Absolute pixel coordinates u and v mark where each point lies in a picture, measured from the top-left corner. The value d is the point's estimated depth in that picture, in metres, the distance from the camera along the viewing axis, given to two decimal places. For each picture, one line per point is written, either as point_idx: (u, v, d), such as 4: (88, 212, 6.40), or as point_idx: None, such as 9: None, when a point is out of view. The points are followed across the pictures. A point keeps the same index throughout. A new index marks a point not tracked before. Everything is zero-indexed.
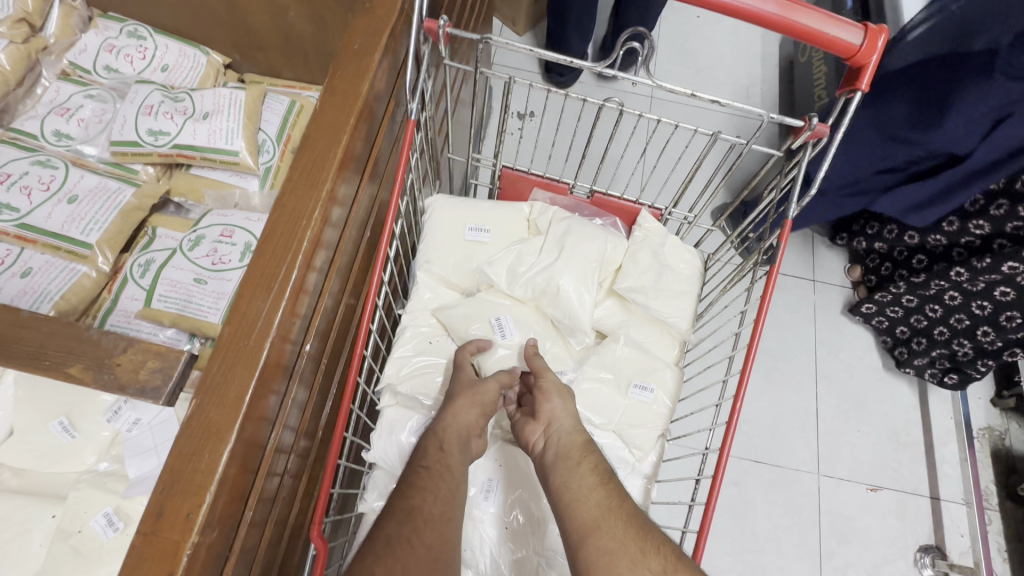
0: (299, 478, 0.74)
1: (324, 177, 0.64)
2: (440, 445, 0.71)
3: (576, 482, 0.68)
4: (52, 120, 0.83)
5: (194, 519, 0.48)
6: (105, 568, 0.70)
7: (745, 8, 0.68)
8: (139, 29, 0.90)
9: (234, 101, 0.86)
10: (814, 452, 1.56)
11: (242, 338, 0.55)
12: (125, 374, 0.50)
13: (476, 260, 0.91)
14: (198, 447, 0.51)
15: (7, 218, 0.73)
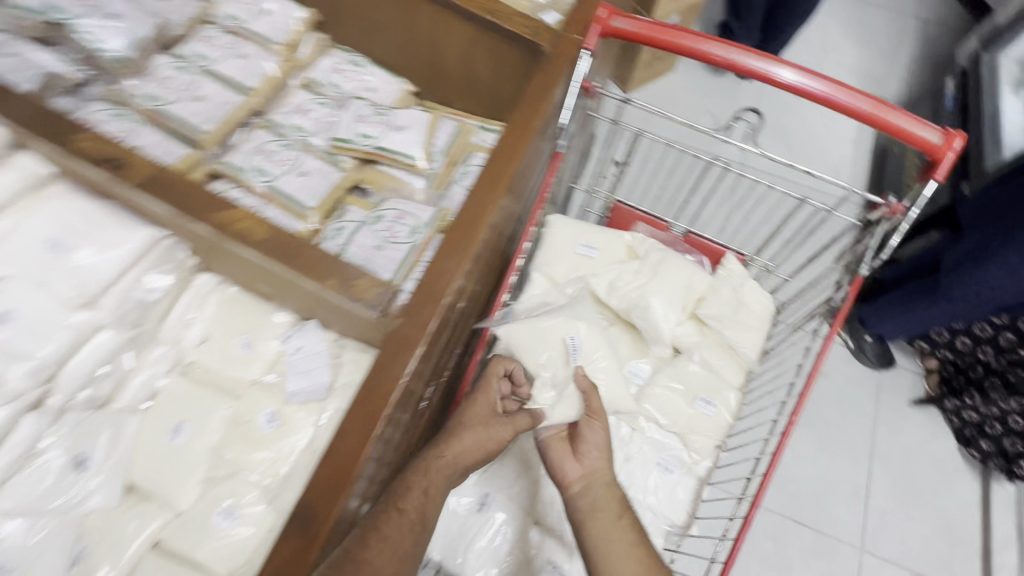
0: (423, 413, 0.96)
1: (501, 185, 0.88)
2: (424, 490, 0.78)
3: (617, 537, 0.78)
4: (294, 117, 1.11)
5: (390, 398, 0.71)
6: (261, 453, 0.87)
7: (842, 104, 0.87)
8: (360, 59, 1.20)
9: (421, 120, 1.13)
10: (860, 526, 1.65)
11: (432, 284, 0.78)
12: (363, 290, 0.76)
13: (582, 270, 1.10)
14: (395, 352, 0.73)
15: (260, 179, 1.02)
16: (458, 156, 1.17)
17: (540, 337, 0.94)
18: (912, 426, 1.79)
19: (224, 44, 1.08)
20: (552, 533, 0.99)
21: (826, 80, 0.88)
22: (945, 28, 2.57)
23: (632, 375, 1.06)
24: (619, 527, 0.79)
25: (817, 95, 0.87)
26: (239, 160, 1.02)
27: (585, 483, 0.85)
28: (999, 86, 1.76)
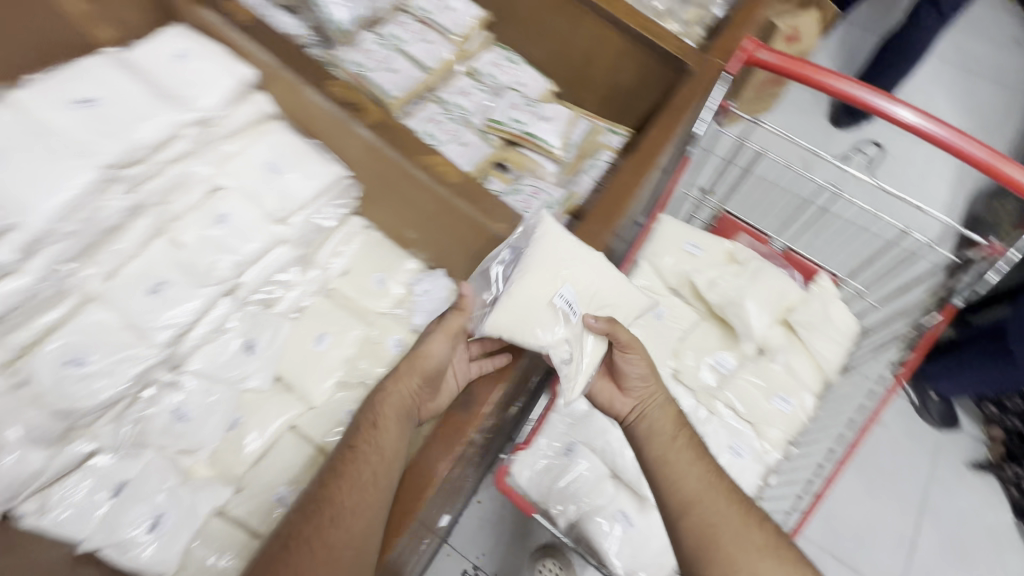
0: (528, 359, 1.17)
1: (646, 171, 1.03)
2: (368, 426, 0.94)
3: (688, 462, 0.92)
4: (458, 98, 1.31)
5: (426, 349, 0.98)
6: None
7: (960, 150, 0.97)
8: (515, 57, 1.39)
9: (563, 114, 1.31)
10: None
11: (584, 244, 0.97)
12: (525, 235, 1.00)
13: (685, 265, 1.23)
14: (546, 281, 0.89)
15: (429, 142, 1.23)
16: (587, 150, 1.32)
17: (529, 308, 0.88)
18: (967, 490, 1.79)
19: (415, 29, 1.30)
20: (624, 487, 1.12)
21: (948, 127, 0.98)
22: None
23: (718, 365, 1.18)
24: (678, 451, 0.93)
25: (938, 138, 0.98)
26: (417, 126, 1.24)
27: (640, 413, 0.97)
28: None
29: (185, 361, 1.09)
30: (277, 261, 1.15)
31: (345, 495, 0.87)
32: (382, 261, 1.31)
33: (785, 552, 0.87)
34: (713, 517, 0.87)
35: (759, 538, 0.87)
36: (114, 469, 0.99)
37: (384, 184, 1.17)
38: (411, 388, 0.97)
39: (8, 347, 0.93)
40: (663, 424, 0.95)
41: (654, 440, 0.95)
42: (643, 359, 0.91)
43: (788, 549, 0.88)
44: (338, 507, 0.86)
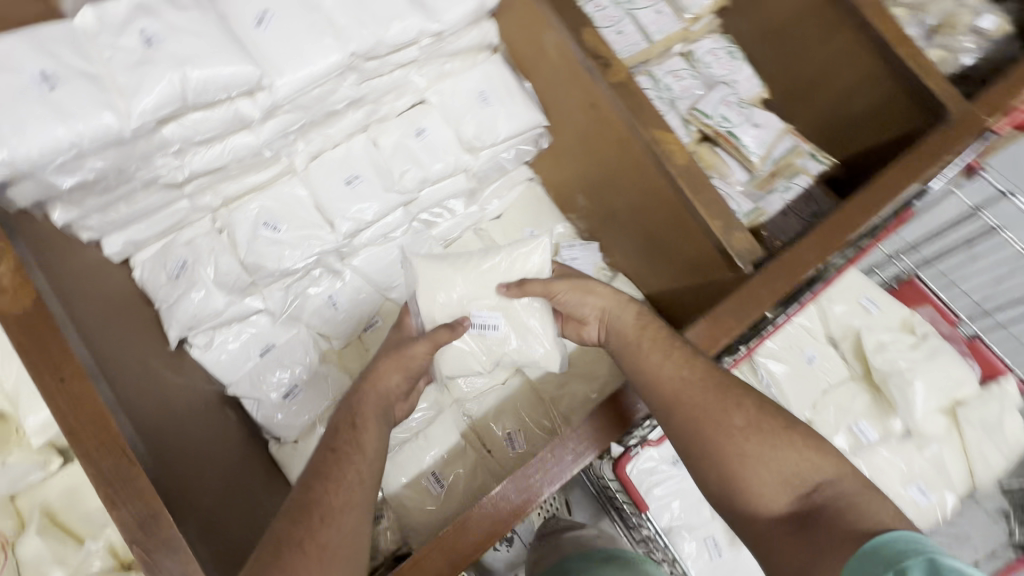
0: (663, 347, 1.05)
1: (876, 208, 0.91)
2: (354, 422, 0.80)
3: (670, 368, 0.80)
4: (668, 77, 1.26)
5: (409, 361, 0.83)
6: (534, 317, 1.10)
7: None
8: (736, 51, 1.31)
9: (775, 127, 1.23)
10: None
11: (793, 263, 0.86)
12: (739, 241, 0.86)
13: (856, 320, 1.15)
14: (740, 307, 0.84)
15: None
16: (781, 170, 1.24)
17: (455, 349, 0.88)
18: None
19: None
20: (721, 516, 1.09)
21: None
22: None
23: (858, 432, 1.10)
24: (647, 354, 0.82)
25: None
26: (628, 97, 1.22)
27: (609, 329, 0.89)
28: None
29: (351, 256, 1.12)
30: (452, 188, 1.18)
31: (330, 492, 0.73)
32: (539, 217, 1.30)
33: (776, 428, 0.76)
34: (695, 410, 0.78)
35: (739, 418, 0.77)
36: (268, 331, 1.07)
37: (591, 140, 1.06)
38: (396, 385, 0.83)
39: (221, 194, 1.00)
40: (640, 344, 0.84)
41: (629, 349, 0.85)
42: (570, 285, 0.86)
43: (779, 423, 0.77)
44: (326, 504, 0.72)
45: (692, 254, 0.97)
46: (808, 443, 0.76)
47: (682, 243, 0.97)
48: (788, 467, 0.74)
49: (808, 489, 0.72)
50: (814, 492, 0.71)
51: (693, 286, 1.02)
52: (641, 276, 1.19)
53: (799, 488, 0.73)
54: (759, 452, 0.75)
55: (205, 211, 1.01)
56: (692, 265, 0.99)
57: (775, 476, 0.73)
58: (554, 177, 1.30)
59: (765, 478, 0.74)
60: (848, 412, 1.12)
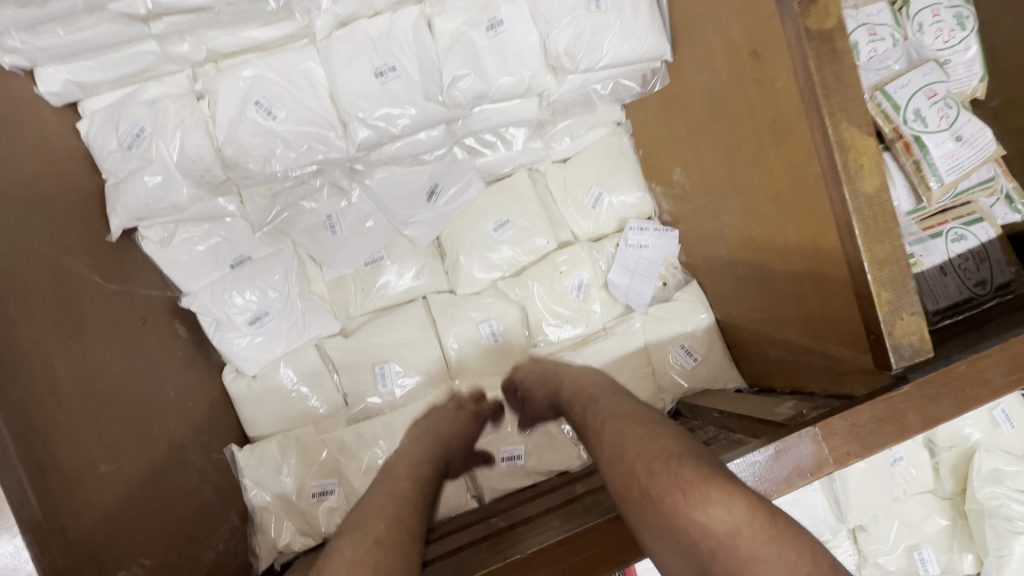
0: (727, 402, 0.80)
1: None
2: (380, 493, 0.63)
3: (636, 429, 0.57)
4: (861, 33, 0.88)
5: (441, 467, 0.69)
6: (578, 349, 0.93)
7: None
8: (968, 18, 0.91)
9: (985, 149, 0.86)
10: None
11: (967, 382, 0.58)
12: (905, 332, 0.57)
13: (975, 434, 0.89)
14: (877, 427, 0.56)
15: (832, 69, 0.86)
16: (957, 211, 0.91)
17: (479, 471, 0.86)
18: None
19: None
20: None
21: None
22: None
23: (919, 560, 0.90)
24: (617, 423, 0.61)
25: None
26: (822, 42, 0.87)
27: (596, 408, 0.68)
28: None
29: (365, 173, 0.86)
30: (515, 114, 0.88)
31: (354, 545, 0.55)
32: (615, 176, 0.99)
33: (681, 466, 0.48)
34: (618, 447, 0.56)
35: (642, 462, 0.51)
36: (244, 240, 0.85)
37: (732, 99, 0.73)
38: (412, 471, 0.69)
39: (204, 44, 0.73)
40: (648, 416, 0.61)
41: (609, 411, 0.65)
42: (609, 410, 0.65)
43: (680, 467, 0.48)
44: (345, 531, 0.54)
45: (817, 308, 0.69)
46: (708, 492, 0.45)
47: (818, 287, 0.67)
48: (678, 528, 0.46)
49: (713, 559, 0.44)
50: (717, 564, 0.44)
51: (796, 343, 0.76)
52: (719, 293, 0.92)
53: (703, 558, 0.45)
54: (649, 515, 0.48)
55: (182, 63, 0.75)
56: (810, 322, 0.72)
57: (668, 543, 0.47)
58: (650, 131, 0.97)
59: (663, 547, 0.47)
60: (913, 533, 0.90)
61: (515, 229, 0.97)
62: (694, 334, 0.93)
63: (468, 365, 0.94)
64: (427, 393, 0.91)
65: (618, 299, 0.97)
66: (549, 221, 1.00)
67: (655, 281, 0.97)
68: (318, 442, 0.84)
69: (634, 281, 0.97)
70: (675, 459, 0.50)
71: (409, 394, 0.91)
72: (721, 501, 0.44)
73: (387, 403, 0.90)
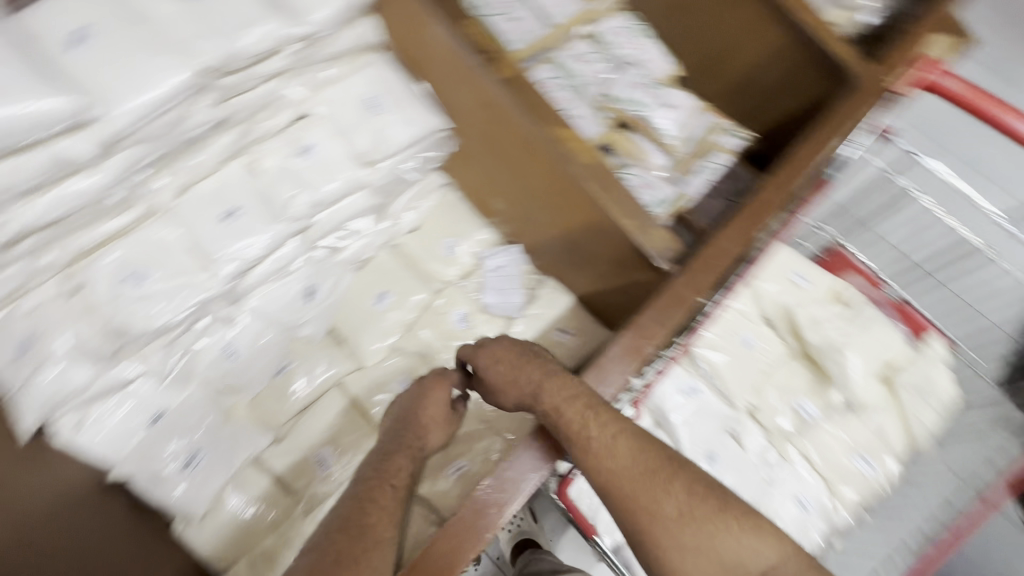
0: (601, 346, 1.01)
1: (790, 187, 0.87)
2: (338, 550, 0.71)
3: (637, 455, 0.74)
4: (574, 63, 1.18)
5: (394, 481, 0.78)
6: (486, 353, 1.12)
7: None
8: (642, 29, 1.24)
9: (687, 104, 1.19)
10: None
11: (712, 257, 0.80)
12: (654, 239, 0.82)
13: (787, 299, 1.13)
14: (666, 310, 0.77)
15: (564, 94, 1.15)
16: (702, 151, 1.17)
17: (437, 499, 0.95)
18: None
19: None
20: None
21: None
22: None
23: (801, 410, 1.09)
24: (546, 389, 0.77)
25: None
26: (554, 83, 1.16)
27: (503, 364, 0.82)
28: None
29: (243, 298, 0.99)
30: (354, 206, 1.06)
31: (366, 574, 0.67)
32: (460, 227, 1.23)
33: (713, 505, 0.73)
34: (626, 485, 0.73)
35: (671, 505, 0.72)
36: (154, 398, 0.91)
37: (492, 140, 0.98)
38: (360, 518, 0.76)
39: (70, 249, 0.84)
40: (542, 377, 0.78)
41: (510, 384, 0.80)
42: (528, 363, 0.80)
43: (700, 505, 0.73)
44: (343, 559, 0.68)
45: (614, 255, 0.91)
46: (752, 527, 0.72)
47: (603, 240, 0.90)
48: (719, 556, 0.71)
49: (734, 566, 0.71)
50: None
51: (620, 286, 0.98)
52: (568, 277, 1.14)
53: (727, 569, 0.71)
54: (682, 540, 0.71)
55: (52, 270, 0.83)
56: (617, 264, 0.92)
57: (702, 561, 0.71)
58: (466, 180, 1.20)
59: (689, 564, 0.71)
60: (789, 391, 1.10)
61: (393, 294, 1.15)
62: (562, 315, 1.13)
63: None
64: (355, 455, 1.03)
65: (496, 315, 1.14)
66: (419, 276, 1.18)
67: (519, 288, 1.16)
68: (283, 537, 0.94)
69: (502, 297, 1.16)
70: (689, 504, 0.73)
71: (348, 461, 1.02)
72: (750, 531, 0.72)
73: (332, 484, 1.00)
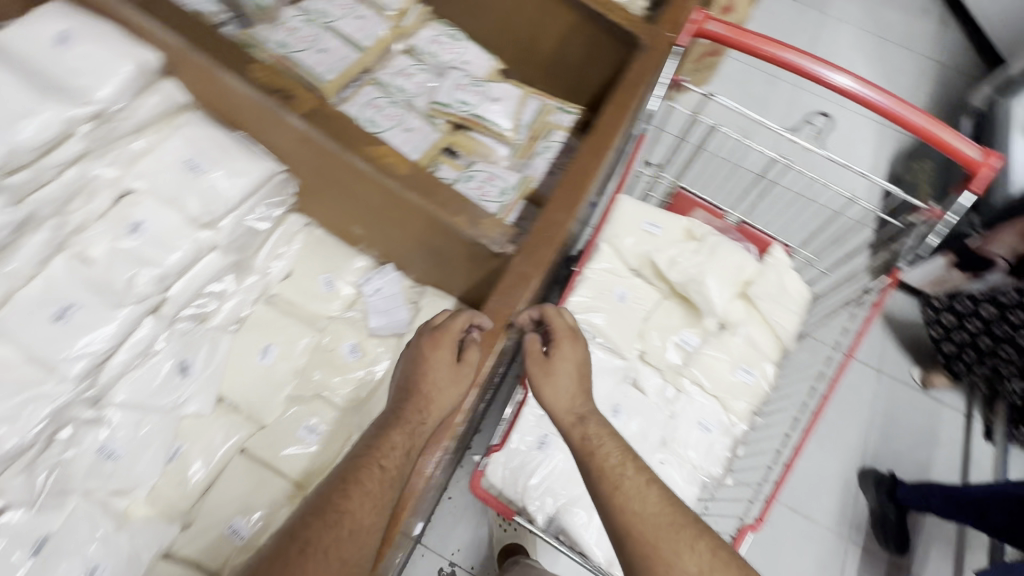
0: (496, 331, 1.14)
1: (603, 149, 1.01)
2: None
3: (662, 498, 0.82)
4: (398, 79, 1.22)
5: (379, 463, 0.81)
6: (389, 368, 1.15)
7: (885, 106, 1.03)
8: (456, 33, 1.30)
9: (512, 94, 1.25)
10: (839, 517, 1.86)
11: (543, 230, 0.97)
12: (487, 227, 0.96)
13: (645, 246, 1.22)
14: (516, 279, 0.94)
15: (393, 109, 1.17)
16: (539, 132, 1.26)
17: None
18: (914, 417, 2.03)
19: (344, 4, 1.19)
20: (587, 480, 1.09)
21: (885, 94, 1.03)
22: (963, 76, 2.78)
23: (683, 343, 1.19)
24: (557, 367, 0.92)
25: (860, 94, 1.03)
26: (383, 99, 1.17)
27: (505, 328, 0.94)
28: (1010, 130, 2.06)
29: (108, 394, 0.95)
30: (208, 267, 1.02)
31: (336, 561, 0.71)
32: (333, 262, 1.22)
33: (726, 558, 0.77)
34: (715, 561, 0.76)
35: (690, 555, 0.76)
36: (30, 526, 0.85)
37: (325, 177, 1.05)
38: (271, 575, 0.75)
39: None
40: (565, 359, 0.93)
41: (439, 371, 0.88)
42: (570, 347, 0.94)
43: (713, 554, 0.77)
44: (319, 545, 0.71)
45: (464, 250, 1.01)
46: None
47: (449, 241, 1.01)
48: None
49: None
50: None
51: (479, 279, 1.07)
52: (443, 283, 1.19)
53: None
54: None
55: None
56: (470, 259, 1.02)
57: None
58: (323, 215, 1.21)
59: None
60: (669, 330, 1.19)
61: (277, 345, 1.13)
62: None
63: (305, 468, 1.06)
64: (271, 514, 1.02)
65: (386, 336, 1.17)
66: (301, 320, 1.17)
67: (403, 304, 1.19)
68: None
69: (388, 320, 1.18)
70: None
71: (264, 521, 1.01)
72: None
73: (250, 550, 0.99)
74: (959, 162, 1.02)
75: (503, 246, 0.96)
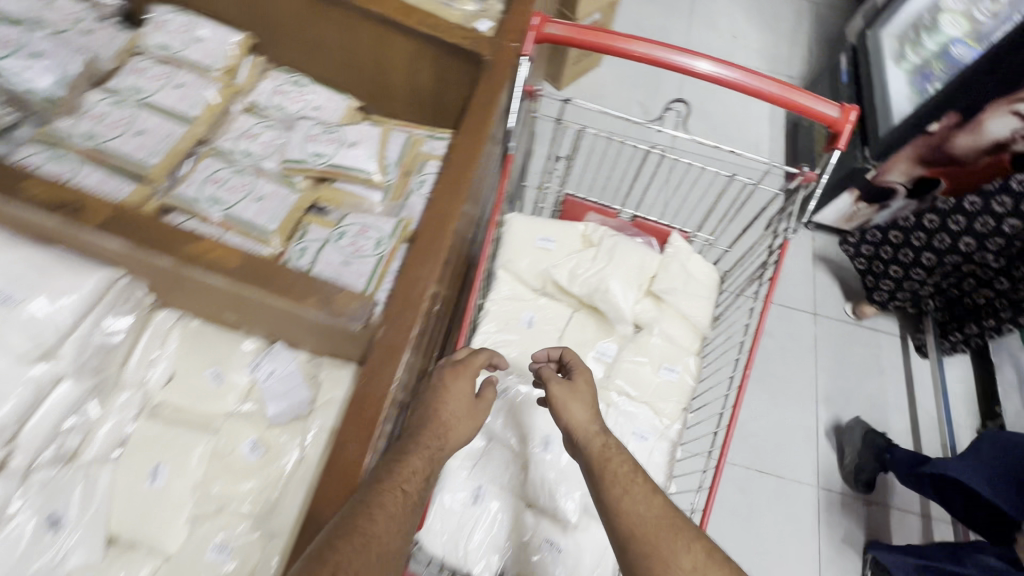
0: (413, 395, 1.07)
1: (462, 183, 0.97)
2: None
3: (655, 500, 0.76)
4: (242, 142, 1.11)
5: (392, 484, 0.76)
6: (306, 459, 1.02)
7: (742, 82, 1.00)
8: (300, 78, 1.21)
9: (372, 134, 1.17)
10: (805, 468, 1.88)
11: (408, 290, 0.89)
12: (343, 304, 0.87)
13: (543, 263, 1.17)
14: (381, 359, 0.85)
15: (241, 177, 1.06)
16: (411, 166, 1.18)
17: None
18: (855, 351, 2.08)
19: (159, 74, 1.09)
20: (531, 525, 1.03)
21: (737, 69, 1.00)
22: (838, 13, 2.88)
23: (601, 354, 1.15)
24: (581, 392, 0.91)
25: (716, 77, 1.00)
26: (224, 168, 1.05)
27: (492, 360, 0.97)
28: (883, 60, 2.14)
29: None
30: (57, 402, 0.87)
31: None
32: (216, 351, 1.05)
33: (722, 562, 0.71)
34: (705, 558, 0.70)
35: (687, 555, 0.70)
36: None
37: (167, 284, 0.96)
38: None
39: None
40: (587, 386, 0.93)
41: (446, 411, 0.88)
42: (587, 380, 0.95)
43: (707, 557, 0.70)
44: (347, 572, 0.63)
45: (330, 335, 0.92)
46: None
47: (312, 325, 0.92)
48: None
49: None
50: None
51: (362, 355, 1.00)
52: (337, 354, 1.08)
53: None
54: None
55: None
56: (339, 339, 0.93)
57: None
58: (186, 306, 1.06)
59: None
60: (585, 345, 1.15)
61: (167, 464, 0.97)
62: None
63: None
64: None
65: (287, 422, 1.03)
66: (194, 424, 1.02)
67: (303, 381, 1.06)
68: None
69: (292, 404, 1.02)
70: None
71: None
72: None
73: None
74: (821, 123, 1.01)
75: (366, 321, 0.87)
